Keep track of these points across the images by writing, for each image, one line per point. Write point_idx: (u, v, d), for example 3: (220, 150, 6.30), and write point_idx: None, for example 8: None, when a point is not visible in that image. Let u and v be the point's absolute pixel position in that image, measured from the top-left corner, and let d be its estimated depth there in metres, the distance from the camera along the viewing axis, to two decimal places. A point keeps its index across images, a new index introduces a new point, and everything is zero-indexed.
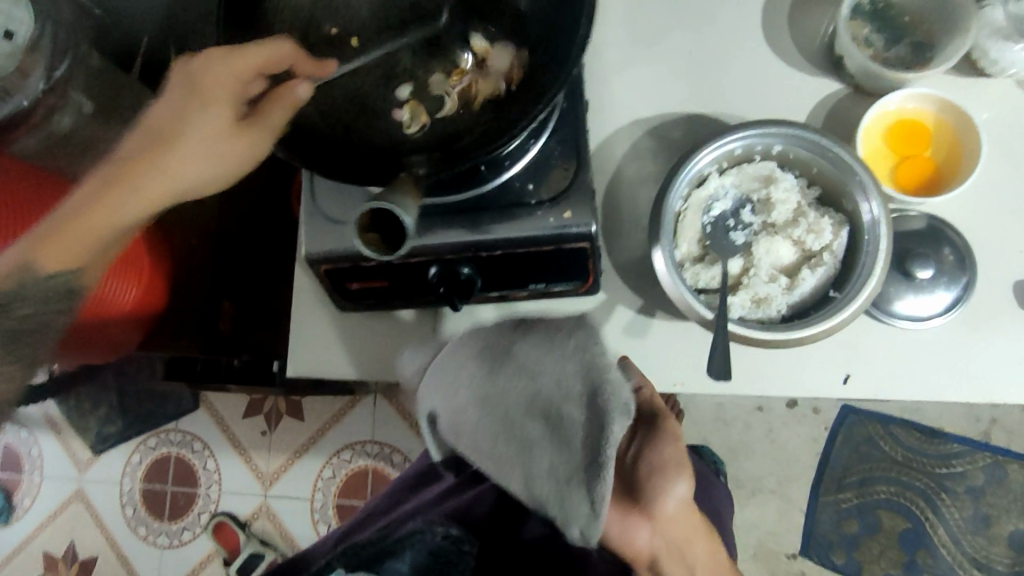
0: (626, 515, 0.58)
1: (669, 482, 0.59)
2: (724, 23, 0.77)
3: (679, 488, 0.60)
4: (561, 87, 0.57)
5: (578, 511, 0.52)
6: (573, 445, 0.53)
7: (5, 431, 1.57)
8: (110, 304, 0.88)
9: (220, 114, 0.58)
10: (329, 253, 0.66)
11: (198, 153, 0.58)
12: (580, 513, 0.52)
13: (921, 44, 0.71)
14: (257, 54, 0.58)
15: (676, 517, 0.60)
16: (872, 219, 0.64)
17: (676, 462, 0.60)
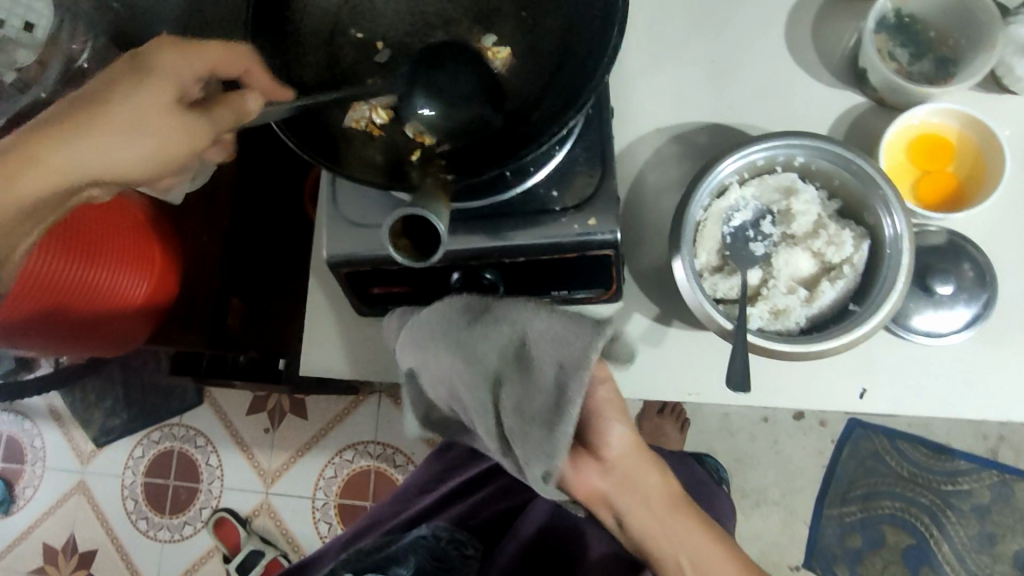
0: (571, 458, 0.54)
1: (608, 420, 0.54)
2: (748, 32, 0.76)
3: (619, 429, 0.54)
4: (589, 94, 0.57)
5: (535, 446, 0.51)
6: (534, 387, 0.52)
7: (9, 421, 1.56)
8: (121, 295, 0.88)
9: (151, 96, 0.52)
10: (351, 255, 0.67)
11: (120, 126, 0.52)
12: (540, 451, 0.51)
13: (946, 59, 0.71)
14: (215, 56, 0.54)
15: (624, 460, 0.55)
16: (894, 234, 0.63)
17: (612, 404, 0.54)
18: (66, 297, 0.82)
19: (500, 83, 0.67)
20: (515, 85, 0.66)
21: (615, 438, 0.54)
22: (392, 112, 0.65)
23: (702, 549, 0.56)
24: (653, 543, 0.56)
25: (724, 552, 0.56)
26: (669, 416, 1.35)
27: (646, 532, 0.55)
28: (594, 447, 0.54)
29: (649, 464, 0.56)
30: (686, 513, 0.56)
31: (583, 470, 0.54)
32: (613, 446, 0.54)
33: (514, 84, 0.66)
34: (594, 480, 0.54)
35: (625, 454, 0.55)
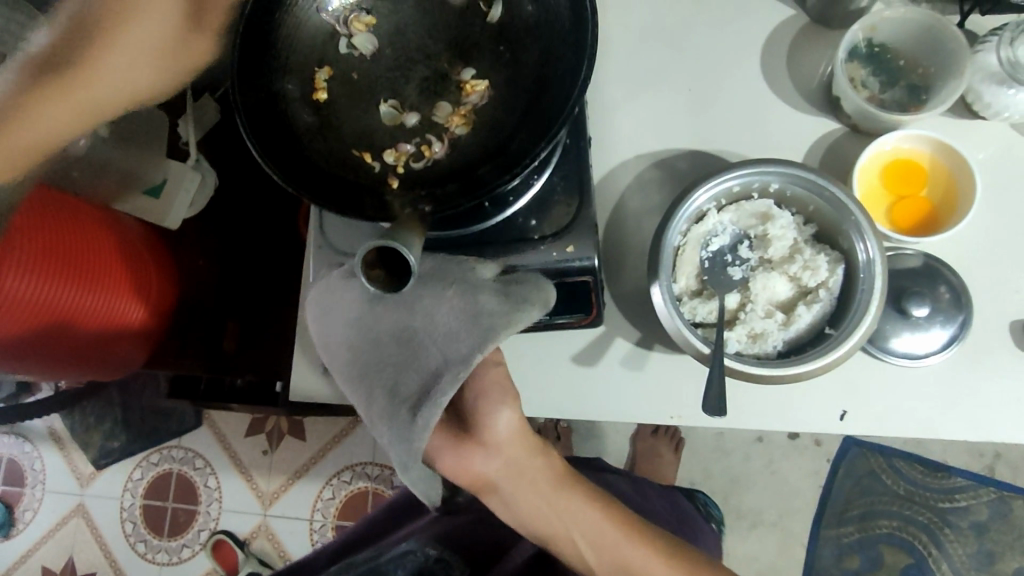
0: (460, 435, 0.59)
1: (492, 405, 0.59)
2: (724, 61, 0.78)
3: (505, 414, 0.60)
4: (562, 125, 0.59)
5: (399, 420, 0.56)
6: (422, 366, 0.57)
7: (9, 444, 1.57)
8: (118, 320, 0.89)
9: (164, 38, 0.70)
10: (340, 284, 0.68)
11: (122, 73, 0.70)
12: (402, 427, 0.55)
13: (917, 86, 0.73)
14: None
15: (509, 443, 0.61)
16: (868, 258, 0.64)
17: (498, 390, 0.60)
18: (67, 319, 0.82)
19: (480, 115, 0.68)
20: (495, 117, 0.68)
21: (502, 424, 0.60)
22: (378, 142, 0.69)
23: (580, 513, 0.63)
24: (535, 512, 0.63)
25: (601, 514, 0.64)
26: (665, 437, 1.35)
27: (528, 503, 0.63)
28: (479, 433, 0.60)
29: (534, 446, 0.62)
30: (566, 485, 0.64)
31: (470, 453, 0.60)
32: (499, 431, 0.60)
33: (494, 117, 0.68)
34: (481, 461, 0.60)
35: (513, 438, 0.61)
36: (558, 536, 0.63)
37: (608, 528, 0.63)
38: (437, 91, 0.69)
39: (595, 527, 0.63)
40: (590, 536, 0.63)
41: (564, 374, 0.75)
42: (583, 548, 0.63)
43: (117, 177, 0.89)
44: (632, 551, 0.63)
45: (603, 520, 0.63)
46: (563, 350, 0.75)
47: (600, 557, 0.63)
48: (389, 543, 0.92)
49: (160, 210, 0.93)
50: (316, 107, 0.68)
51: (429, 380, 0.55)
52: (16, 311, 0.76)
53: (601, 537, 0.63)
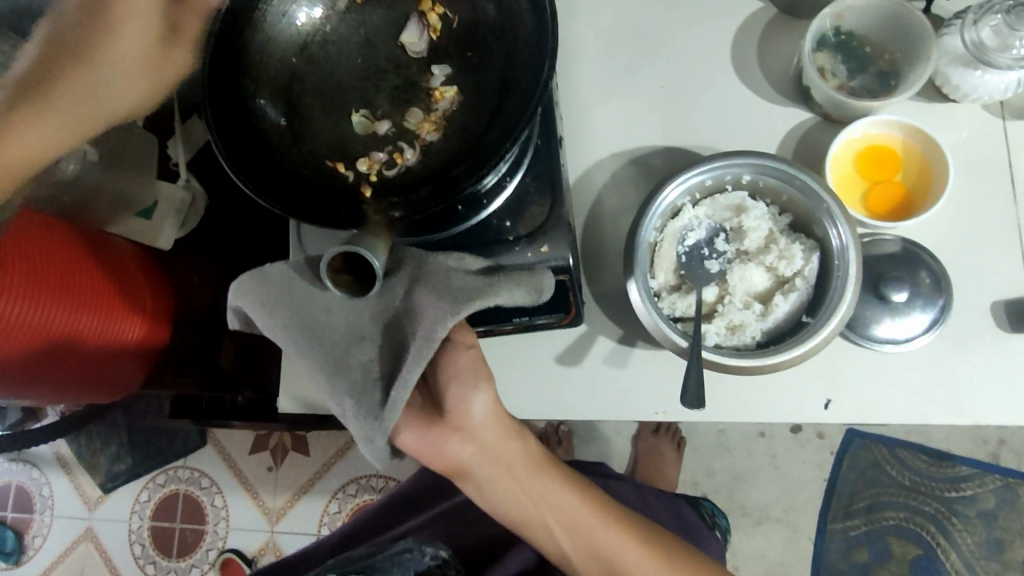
0: (425, 423, 0.58)
1: (465, 388, 0.57)
2: (694, 57, 0.78)
3: (478, 396, 0.58)
4: (526, 125, 0.59)
5: (368, 403, 0.54)
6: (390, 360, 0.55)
7: (17, 471, 1.58)
8: (115, 341, 0.90)
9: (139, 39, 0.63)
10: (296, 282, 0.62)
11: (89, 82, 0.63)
12: (371, 408, 0.54)
13: (886, 72, 0.73)
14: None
15: (485, 427, 0.59)
16: (842, 245, 0.65)
17: (470, 371, 0.57)
18: (65, 344, 0.82)
19: (451, 121, 0.69)
20: (464, 121, 0.69)
21: (476, 408, 0.58)
22: (350, 152, 0.69)
23: (555, 498, 0.62)
24: (510, 496, 0.62)
25: (578, 498, 0.63)
26: (666, 436, 1.35)
27: (504, 487, 0.61)
28: (452, 417, 0.58)
29: (511, 430, 0.60)
30: (543, 470, 0.62)
31: (443, 437, 0.58)
32: (473, 415, 0.58)
33: (463, 120, 0.69)
34: (456, 444, 0.59)
35: (488, 421, 0.59)
36: (533, 520, 0.63)
37: (583, 512, 0.63)
38: (407, 100, 0.70)
39: (570, 512, 0.63)
40: (565, 521, 0.63)
41: (548, 374, 0.75)
42: (558, 533, 0.63)
43: (108, 201, 0.90)
44: (607, 536, 0.62)
45: (579, 505, 0.63)
46: (547, 351, 0.75)
47: (574, 542, 0.63)
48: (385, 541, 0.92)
49: (152, 230, 0.95)
50: (289, 122, 0.69)
51: (395, 363, 0.55)
52: (17, 334, 0.76)
53: (576, 522, 0.62)
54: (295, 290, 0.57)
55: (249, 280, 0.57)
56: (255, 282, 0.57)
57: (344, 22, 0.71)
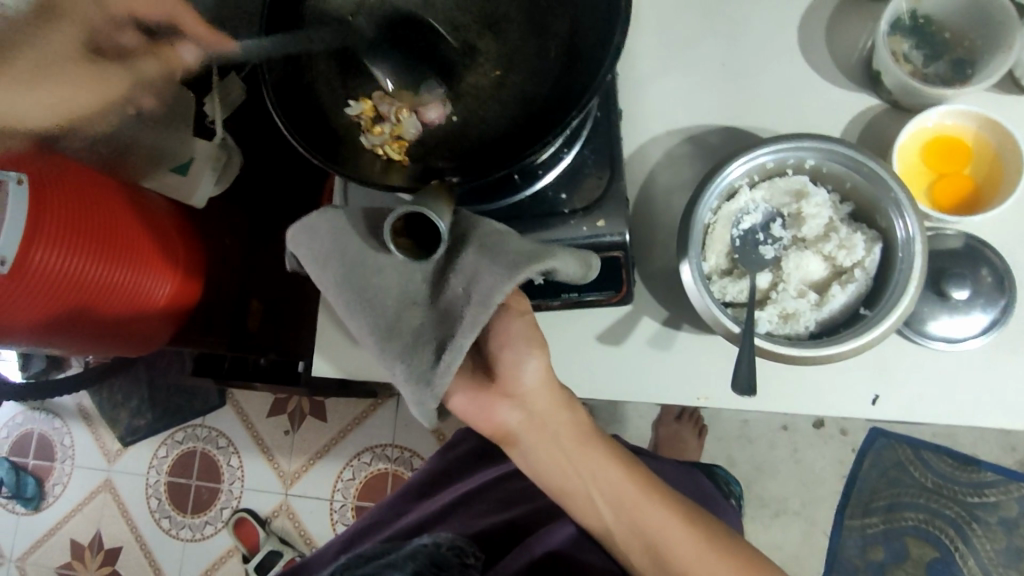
0: (480, 393, 0.58)
1: (517, 353, 0.56)
2: (759, 34, 0.76)
3: (529, 364, 0.57)
4: (594, 95, 0.57)
5: (420, 363, 0.53)
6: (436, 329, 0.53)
7: (39, 419, 1.60)
8: (149, 295, 0.88)
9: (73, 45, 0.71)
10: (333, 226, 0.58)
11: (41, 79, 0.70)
12: (421, 369, 0.52)
13: (962, 60, 0.70)
14: None
15: (535, 394, 0.59)
16: (907, 237, 0.62)
17: (519, 338, 0.56)
18: (92, 300, 0.81)
19: (511, 88, 0.67)
20: (523, 87, 0.67)
21: (528, 375, 0.58)
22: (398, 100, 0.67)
23: (599, 471, 0.62)
24: (556, 466, 0.62)
25: (622, 473, 0.62)
26: (687, 422, 1.34)
27: (550, 457, 0.62)
28: (502, 383, 0.58)
29: (559, 399, 0.60)
30: (590, 444, 0.62)
31: (494, 402, 0.58)
32: (524, 383, 0.58)
33: (522, 87, 0.67)
34: (506, 410, 0.59)
35: (539, 389, 0.59)
36: (576, 493, 0.62)
37: (626, 487, 0.62)
38: (465, 65, 0.68)
39: (615, 488, 0.62)
40: (610, 497, 0.62)
41: (589, 353, 0.74)
42: (601, 507, 0.62)
43: (146, 153, 0.87)
44: (650, 512, 0.62)
45: (623, 479, 0.62)
46: (589, 329, 0.74)
47: (616, 517, 0.62)
48: (397, 538, 0.91)
49: (185, 186, 0.92)
50: (344, 82, 0.68)
51: (450, 328, 0.53)
52: (54, 285, 0.76)
53: (618, 496, 0.62)
54: (347, 244, 0.56)
55: (304, 224, 0.57)
56: (306, 236, 0.57)
57: None
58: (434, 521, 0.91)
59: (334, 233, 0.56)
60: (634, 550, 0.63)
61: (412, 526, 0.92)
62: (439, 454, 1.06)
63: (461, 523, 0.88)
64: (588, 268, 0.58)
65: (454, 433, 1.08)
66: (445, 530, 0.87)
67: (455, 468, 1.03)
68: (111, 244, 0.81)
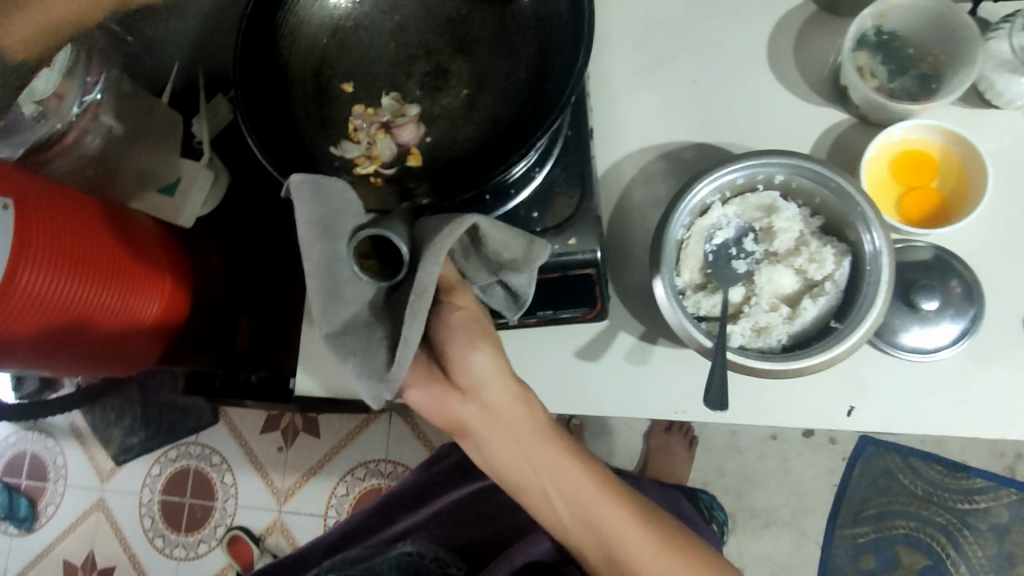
0: (433, 386, 0.58)
1: (463, 349, 0.56)
2: (729, 52, 0.77)
3: (480, 358, 0.57)
4: (559, 115, 0.59)
5: (374, 365, 0.53)
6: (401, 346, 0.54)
7: (32, 439, 1.60)
8: (137, 314, 0.89)
9: None
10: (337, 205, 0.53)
11: None
12: (376, 369, 0.53)
13: (927, 75, 0.72)
14: None
15: (490, 387, 0.58)
16: (874, 250, 0.63)
17: (466, 333, 0.56)
18: (85, 319, 0.81)
19: (483, 108, 0.68)
20: (496, 107, 0.68)
21: (482, 369, 0.57)
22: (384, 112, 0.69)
23: (553, 465, 0.61)
24: (509, 459, 0.61)
25: (577, 467, 0.62)
26: (677, 433, 1.35)
27: (503, 451, 0.61)
28: (454, 375, 0.57)
29: (517, 394, 0.58)
30: (545, 439, 0.61)
31: (446, 396, 0.58)
32: (478, 376, 0.57)
33: (495, 107, 0.68)
34: (458, 403, 0.58)
35: (493, 382, 0.57)
36: (529, 487, 0.62)
37: (580, 482, 0.61)
38: (440, 89, 0.69)
39: (574, 487, 0.62)
40: (567, 495, 0.62)
41: (567, 368, 0.75)
42: (555, 501, 0.62)
43: (133, 176, 0.90)
44: (610, 512, 0.62)
45: (578, 474, 0.62)
46: (567, 345, 0.75)
47: (570, 511, 0.62)
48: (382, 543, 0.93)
49: (174, 208, 0.93)
50: (319, 105, 0.69)
51: (400, 324, 0.53)
52: (49, 306, 0.76)
53: (571, 490, 0.61)
54: (341, 223, 0.52)
55: (305, 193, 0.52)
56: (313, 198, 0.52)
57: (376, 6, 0.70)
58: (417, 528, 0.91)
59: (327, 209, 0.52)
60: (585, 544, 0.63)
61: (398, 532, 0.93)
62: (423, 468, 1.06)
63: (442, 532, 0.88)
64: (532, 251, 0.57)
65: (440, 448, 1.08)
66: (426, 539, 0.88)
67: (442, 477, 1.02)
68: (102, 265, 0.81)
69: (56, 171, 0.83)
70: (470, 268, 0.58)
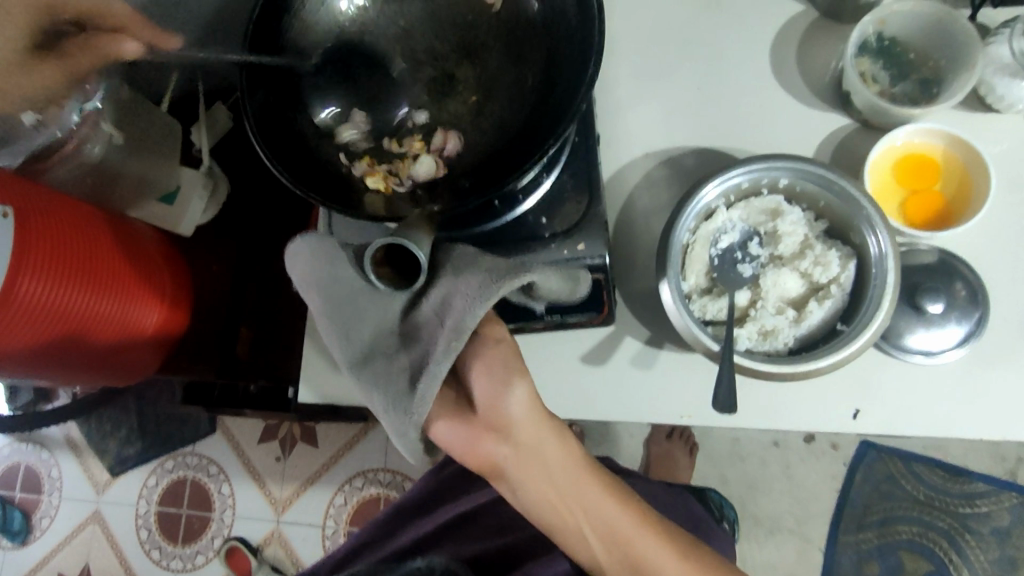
0: (460, 418, 0.56)
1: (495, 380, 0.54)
2: (732, 58, 0.78)
3: (513, 389, 0.55)
4: (569, 122, 0.59)
5: (396, 390, 0.53)
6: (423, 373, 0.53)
7: (26, 450, 1.58)
8: (136, 325, 0.88)
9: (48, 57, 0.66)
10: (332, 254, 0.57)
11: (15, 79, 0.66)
12: (399, 396, 0.53)
13: (928, 80, 0.72)
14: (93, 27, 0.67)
15: (520, 421, 0.56)
16: (880, 252, 0.64)
17: (504, 368, 0.54)
18: (82, 331, 0.80)
19: (490, 114, 0.69)
20: (503, 112, 0.68)
21: (516, 406, 0.55)
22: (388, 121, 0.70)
23: (589, 500, 0.60)
24: (543, 498, 0.60)
25: (612, 500, 0.61)
26: (679, 440, 1.34)
27: (538, 489, 0.59)
28: (489, 416, 0.56)
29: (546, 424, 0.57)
30: (576, 467, 0.60)
31: (474, 428, 0.56)
32: (509, 409, 0.55)
33: (501, 112, 0.68)
34: (491, 444, 0.57)
35: (526, 421, 0.56)
36: (563, 522, 0.61)
37: (616, 516, 0.61)
38: (446, 97, 0.70)
39: (601, 512, 0.61)
40: (592, 519, 0.61)
41: (572, 374, 0.74)
42: (588, 537, 0.61)
43: (132, 184, 0.87)
44: (635, 535, 0.61)
45: (614, 508, 0.61)
46: (573, 351, 0.74)
47: (603, 547, 0.61)
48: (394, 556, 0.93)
49: (173, 215, 0.93)
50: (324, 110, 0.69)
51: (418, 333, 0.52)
52: (45, 318, 0.75)
53: (608, 525, 0.61)
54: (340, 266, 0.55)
55: (303, 251, 0.57)
56: (306, 256, 0.56)
57: (381, 12, 0.70)
58: (432, 542, 0.92)
59: (321, 263, 0.56)
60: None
61: (410, 545, 0.93)
62: (432, 472, 1.05)
63: (457, 546, 0.89)
64: (576, 282, 0.62)
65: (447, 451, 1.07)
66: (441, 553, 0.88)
67: (447, 486, 1.01)
68: (101, 276, 0.80)
69: (55, 179, 0.81)
70: (506, 291, 0.56)
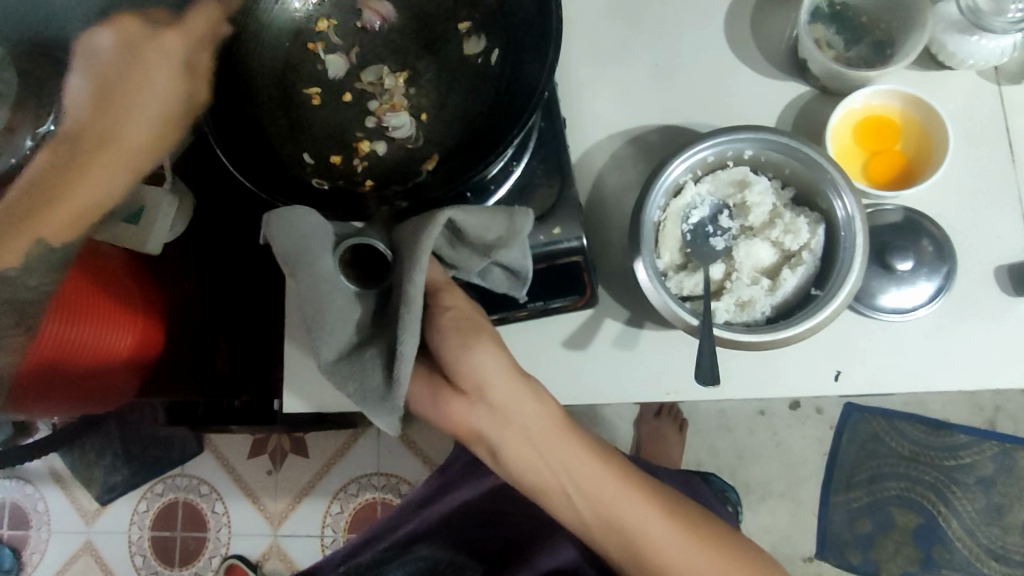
0: (436, 394, 0.56)
1: (470, 362, 0.54)
2: (689, 32, 0.78)
3: (485, 358, 0.55)
4: (533, 113, 0.58)
5: (371, 381, 0.52)
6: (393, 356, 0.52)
7: (10, 488, 1.54)
8: (108, 349, 0.84)
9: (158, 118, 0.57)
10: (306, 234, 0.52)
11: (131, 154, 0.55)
12: (376, 389, 0.52)
13: (881, 42, 0.73)
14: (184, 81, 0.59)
15: (500, 393, 0.55)
16: (847, 216, 0.65)
17: (464, 334, 0.55)
18: (58, 357, 0.78)
19: (453, 105, 0.68)
20: (466, 103, 0.68)
21: (487, 369, 0.55)
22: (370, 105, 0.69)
23: (577, 466, 0.59)
24: (527, 467, 0.58)
25: (600, 467, 0.60)
26: (667, 418, 1.35)
27: (524, 455, 0.58)
28: (458, 381, 0.55)
29: (527, 392, 0.56)
30: (568, 441, 0.59)
31: (454, 406, 0.56)
32: (487, 389, 0.55)
33: (465, 103, 0.68)
34: (464, 408, 0.56)
35: (502, 387, 0.55)
36: (549, 489, 0.60)
37: (607, 483, 0.60)
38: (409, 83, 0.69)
39: (597, 489, 0.60)
40: (588, 497, 0.60)
41: (554, 360, 0.75)
42: (576, 503, 0.60)
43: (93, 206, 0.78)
44: (632, 510, 0.60)
45: (602, 474, 0.60)
46: (555, 336, 0.75)
47: (591, 513, 0.60)
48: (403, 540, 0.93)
49: (139, 236, 0.85)
50: (286, 111, 0.68)
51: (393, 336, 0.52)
52: (17, 351, 0.73)
53: (594, 491, 0.60)
54: (313, 247, 0.52)
55: (276, 228, 0.53)
56: (281, 230, 0.52)
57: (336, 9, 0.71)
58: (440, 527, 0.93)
59: (297, 238, 0.52)
60: (611, 549, 0.61)
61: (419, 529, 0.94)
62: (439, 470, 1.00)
63: (459, 533, 0.92)
64: (515, 225, 0.56)
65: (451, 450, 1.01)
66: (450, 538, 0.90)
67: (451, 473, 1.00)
68: (68, 305, 0.77)
69: None
70: (461, 258, 0.58)
